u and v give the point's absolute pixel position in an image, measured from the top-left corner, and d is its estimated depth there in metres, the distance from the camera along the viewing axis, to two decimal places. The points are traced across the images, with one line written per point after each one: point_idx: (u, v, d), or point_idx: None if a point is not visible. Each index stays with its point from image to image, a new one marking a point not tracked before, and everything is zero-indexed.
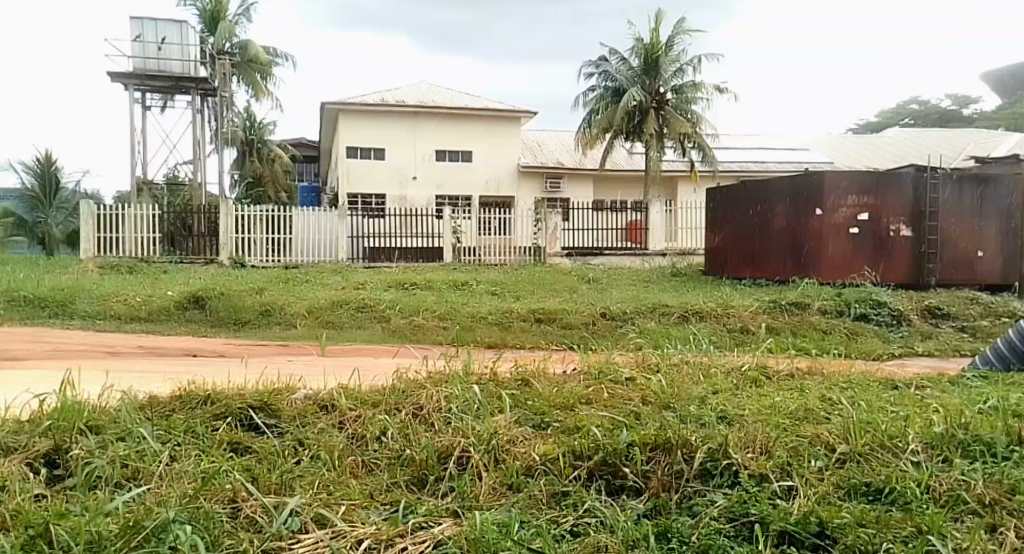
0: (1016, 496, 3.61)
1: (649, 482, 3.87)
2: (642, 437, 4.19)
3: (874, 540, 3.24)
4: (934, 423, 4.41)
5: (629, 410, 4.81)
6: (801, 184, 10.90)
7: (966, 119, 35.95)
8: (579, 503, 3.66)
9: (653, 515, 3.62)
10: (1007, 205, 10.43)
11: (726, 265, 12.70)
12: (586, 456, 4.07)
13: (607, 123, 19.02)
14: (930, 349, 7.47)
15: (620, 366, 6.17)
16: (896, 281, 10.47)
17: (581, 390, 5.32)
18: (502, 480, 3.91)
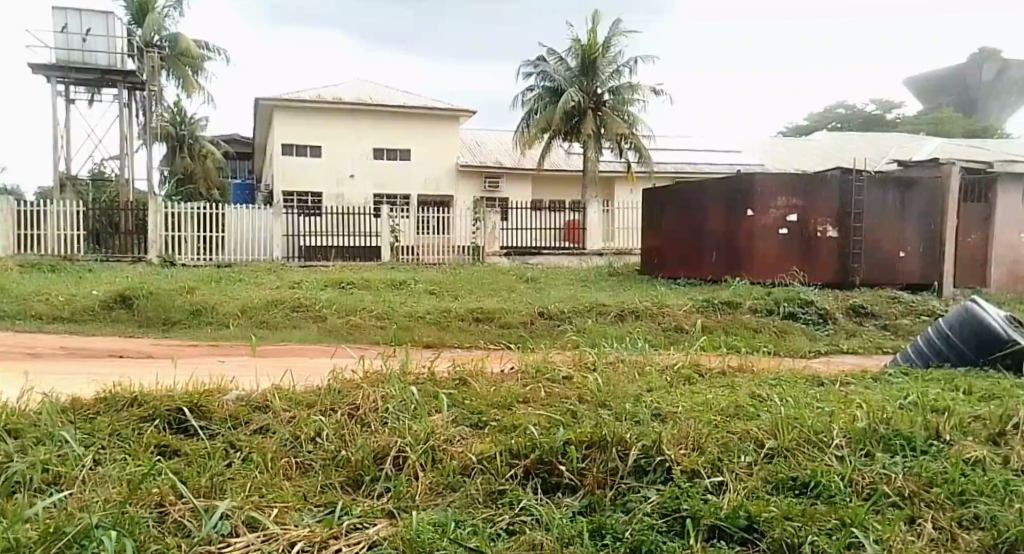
0: (933, 488, 3.82)
1: (585, 479, 3.94)
2: (578, 435, 4.27)
3: (799, 532, 3.37)
4: (858, 418, 4.62)
5: (566, 409, 4.88)
6: (733, 186, 11.26)
7: (889, 124, 37.36)
8: (515, 501, 3.70)
9: (587, 512, 3.69)
10: (927, 208, 10.84)
11: (662, 265, 12.95)
12: (523, 454, 4.12)
13: (546, 124, 19.21)
14: (854, 346, 7.79)
15: (558, 365, 6.24)
16: (823, 281, 10.86)
17: (519, 389, 5.37)
18: (438, 479, 3.92)
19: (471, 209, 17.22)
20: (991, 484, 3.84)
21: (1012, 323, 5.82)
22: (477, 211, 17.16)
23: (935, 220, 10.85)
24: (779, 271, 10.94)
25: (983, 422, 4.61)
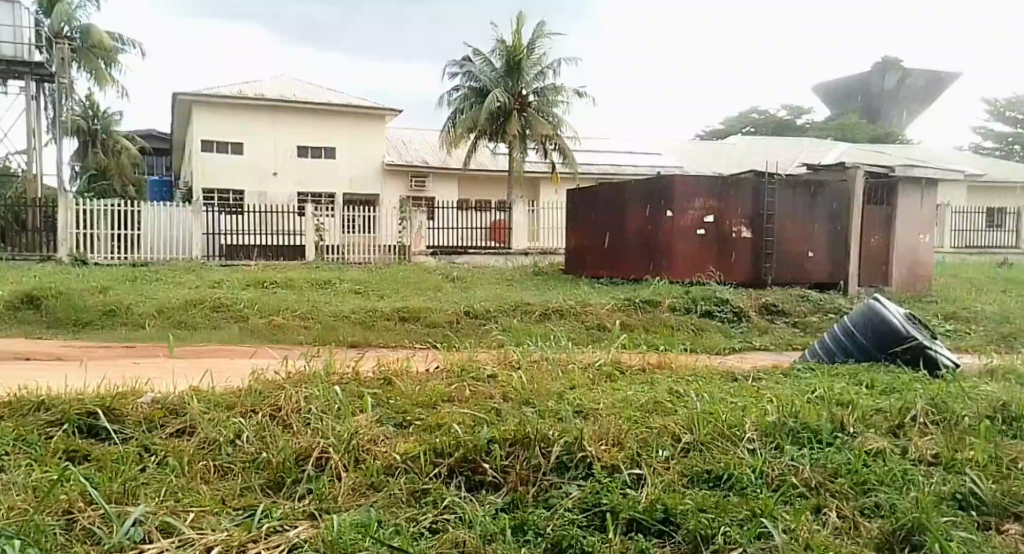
0: (837, 479, 4.06)
1: (508, 476, 4.02)
2: (502, 433, 4.35)
3: (713, 524, 3.52)
4: (768, 412, 4.87)
5: (490, 407, 4.96)
6: (654, 188, 11.59)
7: (800, 129, 38.88)
8: (438, 500, 3.75)
9: (510, 508, 3.77)
10: (835, 211, 11.38)
11: (585, 264, 13.21)
12: (447, 453, 4.17)
13: (471, 123, 19.25)
14: (766, 344, 8.13)
15: (483, 364, 6.31)
16: (737, 280, 11.31)
17: (444, 388, 5.41)
18: (362, 480, 3.93)
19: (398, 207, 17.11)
20: (890, 473, 4.11)
21: (912, 321, 6.18)
22: (403, 209, 17.03)
23: (841, 222, 11.37)
24: (696, 271, 11.34)
25: (884, 415, 4.84)
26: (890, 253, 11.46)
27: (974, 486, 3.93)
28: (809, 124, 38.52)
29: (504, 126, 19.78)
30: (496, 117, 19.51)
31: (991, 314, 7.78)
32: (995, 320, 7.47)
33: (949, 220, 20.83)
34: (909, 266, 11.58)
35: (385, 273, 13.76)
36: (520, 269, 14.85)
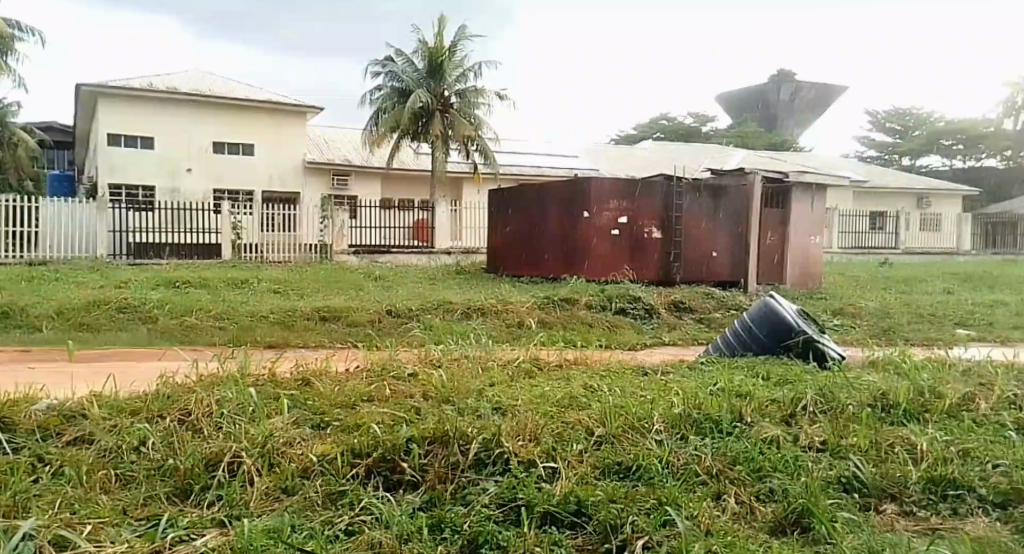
0: (736, 466, 4.29)
1: (426, 474, 4.08)
2: (420, 432, 4.40)
3: (622, 513, 3.67)
4: (675, 404, 5.07)
5: (410, 406, 5.00)
6: (571, 189, 11.85)
7: (704, 136, 40.20)
8: (355, 501, 3.77)
9: (428, 506, 3.83)
10: (736, 212, 11.86)
11: (507, 263, 13.36)
12: (365, 453, 4.21)
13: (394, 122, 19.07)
14: (676, 339, 8.44)
15: (404, 363, 6.33)
16: (649, 279, 11.67)
17: (364, 388, 5.42)
18: (276, 484, 3.92)
19: (319, 206, 16.92)
20: (783, 460, 4.35)
21: (804, 317, 6.55)
22: (324, 208, 16.84)
23: (742, 223, 11.88)
24: (610, 270, 11.65)
25: (778, 405, 5.10)
26: (783, 253, 12.05)
27: (857, 470, 4.19)
28: (713, 132, 39.89)
29: (426, 126, 19.74)
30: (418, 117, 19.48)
31: (875, 309, 8.31)
32: (878, 315, 7.99)
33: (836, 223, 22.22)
34: (802, 265, 12.18)
35: (304, 272, 13.57)
36: (443, 268, 14.89)
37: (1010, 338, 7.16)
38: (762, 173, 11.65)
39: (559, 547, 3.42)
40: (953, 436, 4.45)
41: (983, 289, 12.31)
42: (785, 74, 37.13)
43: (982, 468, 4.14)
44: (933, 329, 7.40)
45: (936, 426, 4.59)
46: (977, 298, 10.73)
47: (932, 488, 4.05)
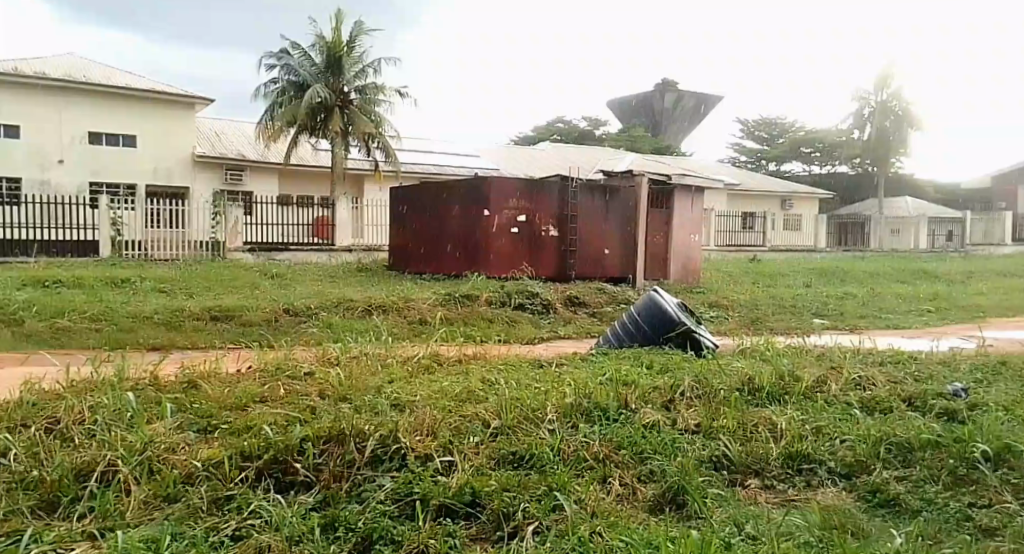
0: (621, 450, 4.49)
1: (321, 474, 4.13)
2: (316, 431, 4.45)
3: (514, 501, 3.82)
4: (567, 395, 5.27)
5: (306, 405, 5.02)
6: (472, 188, 12.03)
7: (597, 140, 41.20)
8: (244, 506, 3.78)
9: (322, 506, 3.88)
10: (626, 212, 12.42)
11: (408, 260, 13.42)
12: (256, 456, 4.22)
13: (291, 117, 18.79)
14: (570, 332, 8.77)
15: (300, 362, 6.35)
16: (545, 275, 12.03)
17: (256, 389, 5.41)
18: (155, 492, 3.89)
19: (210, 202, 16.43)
20: (663, 442, 4.61)
21: (684, 310, 7.01)
22: (217, 204, 16.36)
23: (632, 222, 12.43)
24: (508, 266, 11.91)
25: (659, 391, 5.42)
26: (667, 253, 12.69)
27: (725, 448, 4.46)
28: (605, 135, 40.95)
29: (325, 122, 19.54)
30: (316, 112, 19.23)
31: (747, 302, 8.94)
32: (749, 307, 8.61)
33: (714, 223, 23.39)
34: (684, 261, 12.88)
35: (193, 270, 13.17)
36: (343, 265, 14.79)
37: (862, 326, 7.87)
38: (648, 176, 12.34)
39: (452, 538, 3.53)
40: (809, 415, 4.84)
41: (844, 283, 13.35)
42: (668, 83, 38.49)
43: (831, 443, 4.45)
44: (794, 319, 8.06)
45: (796, 407, 5.01)
46: (839, 291, 11.64)
47: (789, 463, 4.34)
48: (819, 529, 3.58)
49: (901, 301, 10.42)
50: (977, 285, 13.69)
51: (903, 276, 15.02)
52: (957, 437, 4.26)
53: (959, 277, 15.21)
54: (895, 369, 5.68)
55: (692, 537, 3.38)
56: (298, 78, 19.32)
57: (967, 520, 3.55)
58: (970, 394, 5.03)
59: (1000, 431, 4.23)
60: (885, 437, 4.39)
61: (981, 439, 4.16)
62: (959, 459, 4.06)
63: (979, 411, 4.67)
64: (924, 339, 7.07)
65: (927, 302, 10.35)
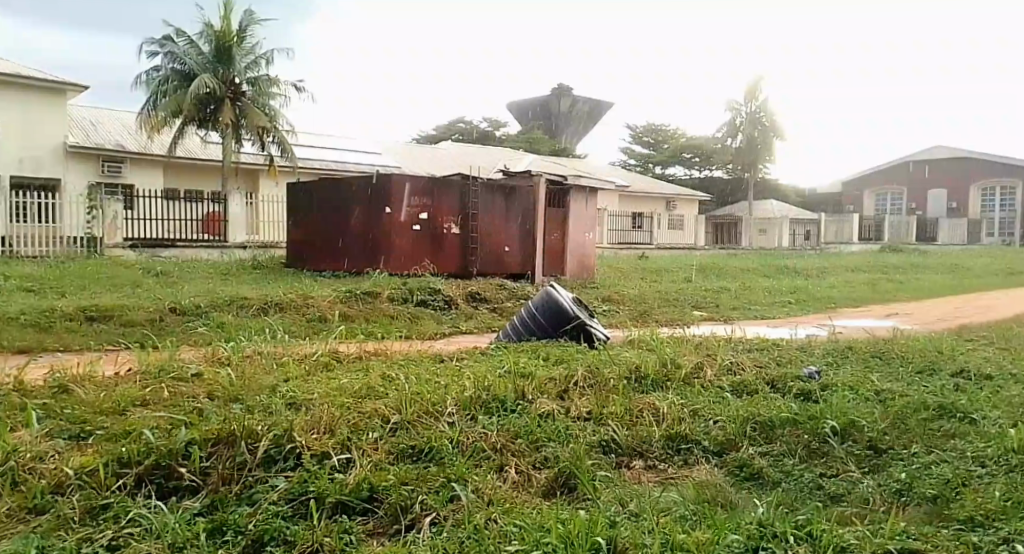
0: (518, 440, 4.59)
1: (208, 478, 4.09)
2: (202, 434, 4.39)
3: (412, 494, 3.86)
4: (465, 388, 5.34)
5: (192, 407, 5.00)
6: (373, 185, 12.09)
7: (498, 140, 41.79)
8: (122, 514, 3.71)
9: (209, 510, 3.84)
10: (525, 210, 12.79)
11: (308, 257, 13.31)
12: (136, 462, 4.14)
13: (175, 107, 18.22)
14: (471, 328, 9.03)
15: (186, 363, 6.30)
16: (447, 272, 12.25)
17: (136, 392, 5.35)
18: (22, 503, 3.81)
19: (86, 196, 15.61)
20: (557, 431, 4.75)
21: (579, 304, 7.40)
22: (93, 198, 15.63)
23: (531, 220, 12.81)
24: (410, 263, 12.05)
25: (554, 382, 5.63)
26: (564, 248, 13.16)
27: (614, 433, 4.71)
28: (505, 135, 41.59)
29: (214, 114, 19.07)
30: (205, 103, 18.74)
31: (635, 296, 9.48)
32: (636, 301, 9.16)
33: (608, 222, 24.31)
34: (580, 258, 13.40)
35: (70, 269, 12.57)
36: (235, 263, 14.47)
37: (734, 317, 8.53)
38: (546, 176, 12.79)
39: (348, 534, 3.54)
40: (688, 399, 5.26)
41: (723, 278, 14.27)
42: (564, 87, 39.50)
43: (705, 424, 4.83)
44: (675, 311, 8.65)
45: (677, 392, 5.42)
46: (717, 285, 12.47)
47: (670, 444, 4.65)
48: (693, 504, 3.79)
49: (769, 294, 11.29)
50: (839, 279, 14.95)
51: (775, 272, 16.17)
52: (810, 414, 4.74)
53: (822, 272, 16.55)
54: (760, 355, 6.26)
55: (580, 518, 3.44)
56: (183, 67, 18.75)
57: (819, 489, 3.85)
58: (823, 376, 5.62)
59: (846, 410, 4.73)
60: (750, 417, 4.81)
61: (830, 417, 4.64)
62: (813, 435, 4.49)
63: (829, 391, 5.24)
64: (785, 327, 7.79)
65: (792, 294, 11.26)
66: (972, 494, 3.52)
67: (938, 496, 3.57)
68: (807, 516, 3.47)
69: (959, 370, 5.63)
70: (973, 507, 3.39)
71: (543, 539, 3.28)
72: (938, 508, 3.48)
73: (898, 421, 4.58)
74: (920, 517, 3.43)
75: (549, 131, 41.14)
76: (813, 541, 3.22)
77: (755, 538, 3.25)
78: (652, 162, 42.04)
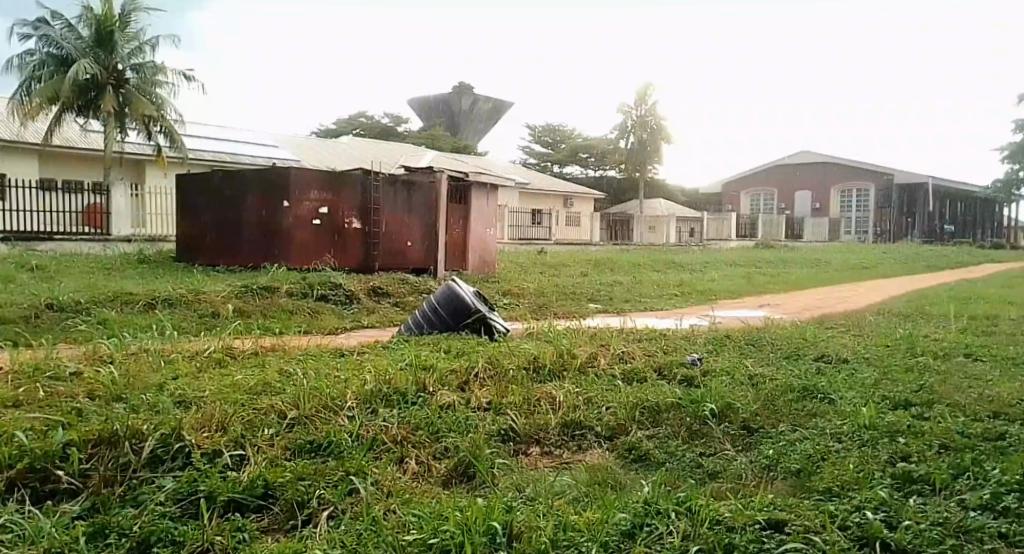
0: (419, 431, 4.66)
1: (88, 481, 4.00)
2: (82, 435, 4.29)
3: (309, 489, 3.89)
4: (367, 381, 5.36)
5: (71, 407, 4.84)
6: (270, 179, 11.89)
7: (400, 135, 41.40)
8: None
9: (90, 513, 3.78)
10: (427, 206, 12.86)
11: (201, 252, 12.94)
12: (7, 465, 4.00)
13: (52, 93, 17.12)
14: (373, 322, 9.06)
15: (65, 361, 6.05)
16: (349, 266, 12.15)
17: (10, 393, 5.13)
18: None
19: None
20: (457, 421, 4.84)
21: (480, 298, 7.58)
22: None
23: (433, 216, 12.87)
24: (310, 258, 11.91)
25: (456, 374, 5.71)
26: (466, 243, 13.32)
27: (512, 422, 4.87)
28: (408, 131, 41.28)
29: (95, 101, 18.10)
30: (85, 90, 17.77)
31: (535, 290, 9.73)
32: (535, 295, 9.41)
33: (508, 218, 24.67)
34: (481, 254, 13.58)
35: None
36: (119, 257, 13.81)
37: (626, 309, 8.95)
38: (447, 173, 12.91)
39: (241, 532, 3.56)
40: (582, 388, 5.51)
41: (616, 272, 14.82)
42: (465, 86, 39.55)
43: (598, 410, 5.10)
44: (573, 304, 8.96)
45: (572, 381, 5.68)
46: (611, 279, 12.97)
47: (566, 430, 4.88)
48: (584, 486, 4.01)
49: (657, 287, 11.86)
50: (722, 273, 15.83)
51: (664, 266, 16.92)
52: (692, 399, 5.09)
53: (707, 267, 17.43)
54: (649, 343, 6.64)
55: (478, 505, 3.59)
56: (60, 51, 17.79)
57: (698, 467, 4.17)
58: (704, 362, 6.04)
59: (723, 393, 5.12)
60: (639, 403, 5.11)
61: (710, 400, 5.00)
62: (694, 417, 4.83)
63: (709, 376, 5.64)
64: (672, 318, 8.24)
65: (678, 288, 11.87)
66: (831, 466, 3.89)
67: (801, 470, 3.94)
68: (686, 493, 3.73)
69: (820, 355, 6.19)
70: (831, 478, 3.75)
71: (442, 526, 3.41)
72: (800, 481, 3.83)
73: (767, 403, 4.99)
74: (786, 489, 3.76)
75: (450, 129, 41.14)
76: (692, 515, 3.47)
77: (641, 515, 3.48)
78: (550, 161, 42.79)
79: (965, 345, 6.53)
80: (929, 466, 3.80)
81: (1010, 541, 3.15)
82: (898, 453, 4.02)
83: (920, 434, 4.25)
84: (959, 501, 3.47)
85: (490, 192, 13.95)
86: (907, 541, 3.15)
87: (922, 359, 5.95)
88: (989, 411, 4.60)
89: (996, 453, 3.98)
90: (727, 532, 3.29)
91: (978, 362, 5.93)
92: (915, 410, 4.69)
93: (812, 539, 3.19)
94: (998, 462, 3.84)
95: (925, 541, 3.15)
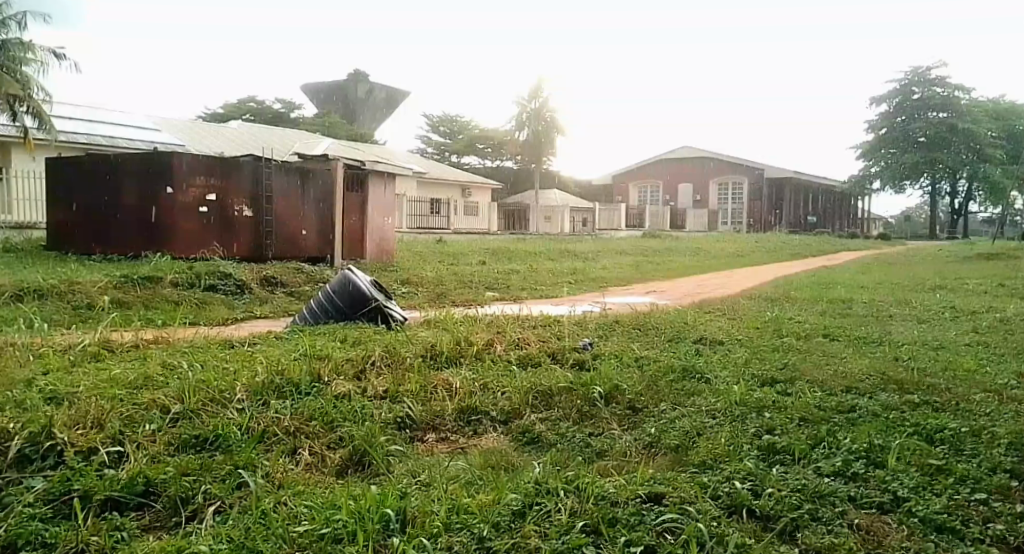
0: (311, 421, 4.63)
1: None
2: None
3: (193, 485, 3.81)
4: (257, 373, 5.26)
5: None
6: (152, 163, 11.36)
7: (292, 121, 40.28)
8: None
9: None
10: (321, 194, 12.69)
11: (76, 241, 12.30)
12: None
13: None
14: (265, 312, 8.89)
15: None
16: (240, 255, 11.80)
17: None
18: None
19: None
20: (353, 411, 4.82)
21: (376, 287, 7.56)
22: None
23: (328, 205, 12.72)
24: (197, 247, 11.45)
25: (352, 362, 5.70)
26: (362, 232, 13.20)
27: (409, 410, 4.91)
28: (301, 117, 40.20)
29: None
30: None
31: (433, 279, 9.80)
32: (432, 284, 9.49)
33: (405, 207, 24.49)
34: (378, 242, 13.48)
35: None
36: None
37: (523, 296, 9.18)
38: (343, 161, 12.72)
39: (119, 531, 3.48)
40: (478, 374, 5.63)
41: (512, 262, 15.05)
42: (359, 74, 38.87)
43: (494, 395, 5.21)
44: (469, 292, 9.11)
45: (468, 367, 5.80)
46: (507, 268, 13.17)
47: (462, 416, 4.97)
48: (478, 469, 4.11)
49: (551, 275, 12.15)
50: (612, 262, 16.42)
51: (558, 255, 17.31)
52: (582, 382, 5.32)
53: (598, 255, 18.02)
54: (543, 330, 6.84)
55: (372, 493, 3.65)
56: None
57: (587, 446, 4.36)
58: (595, 347, 6.29)
59: (610, 376, 5.36)
60: (532, 387, 5.27)
61: (597, 383, 5.25)
62: (584, 400, 5.05)
63: (599, 359, 5.90)
64: (565, 305, 8.50)
65: (569, 276, 12.25)
66: (705, 441, 4.17)
67: (679, 445, 4.20)
68: (575, 471, 3.91)
69: (699, 337, 6.56)
70: (705, 452, 4.03)
71: (334, 516, 3.45)
72: (677, 456, 4.09)
73: (651, 384, 5.26)
74: (664, 464, 4.01)
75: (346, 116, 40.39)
76: (579, 492, 3.65)
77: (531, 495, 3.62)
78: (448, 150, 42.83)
79: (824, 326, 7.09)
80: (791, 438, 4.15)
81: (858, 503, 3.49)
82: (764, 426, 4.35)
83: (782, 409, 4.61)
84: (816, 468, 3.81)
85: (388, 180, 13.85)
86: (769, 508, 3.44)
87: (787, 340, 6.42)
88: (843, 386, 5.03)
89: (848, 424, 4.37)
90: (611, 507, 3.48)
91: (835, 341, 6.46)
92: (780, 386, 5.08)
93: (686, 510, 3.42)
94: (850, 433, 4.22)
95: (785, 506, 3.44)
